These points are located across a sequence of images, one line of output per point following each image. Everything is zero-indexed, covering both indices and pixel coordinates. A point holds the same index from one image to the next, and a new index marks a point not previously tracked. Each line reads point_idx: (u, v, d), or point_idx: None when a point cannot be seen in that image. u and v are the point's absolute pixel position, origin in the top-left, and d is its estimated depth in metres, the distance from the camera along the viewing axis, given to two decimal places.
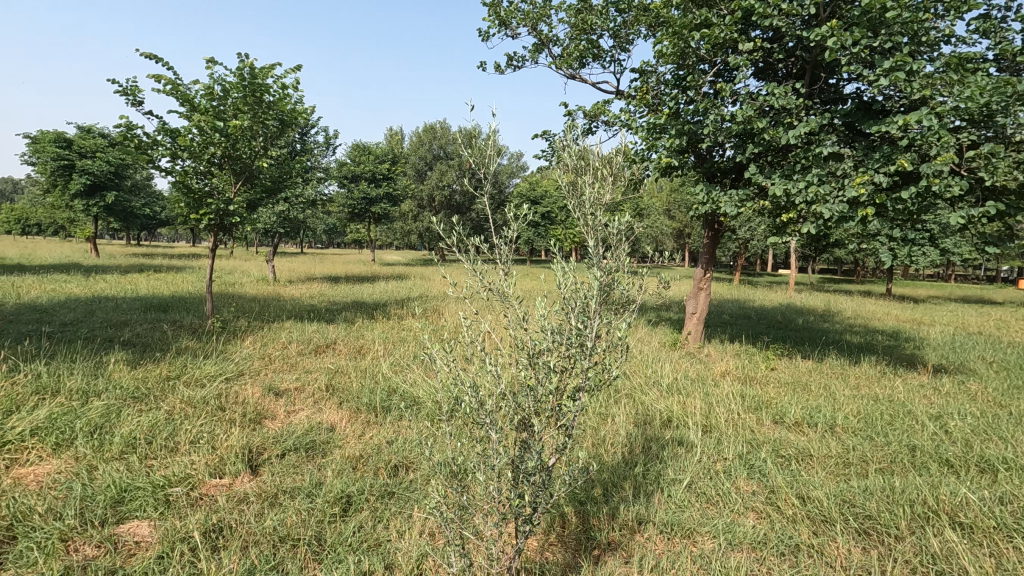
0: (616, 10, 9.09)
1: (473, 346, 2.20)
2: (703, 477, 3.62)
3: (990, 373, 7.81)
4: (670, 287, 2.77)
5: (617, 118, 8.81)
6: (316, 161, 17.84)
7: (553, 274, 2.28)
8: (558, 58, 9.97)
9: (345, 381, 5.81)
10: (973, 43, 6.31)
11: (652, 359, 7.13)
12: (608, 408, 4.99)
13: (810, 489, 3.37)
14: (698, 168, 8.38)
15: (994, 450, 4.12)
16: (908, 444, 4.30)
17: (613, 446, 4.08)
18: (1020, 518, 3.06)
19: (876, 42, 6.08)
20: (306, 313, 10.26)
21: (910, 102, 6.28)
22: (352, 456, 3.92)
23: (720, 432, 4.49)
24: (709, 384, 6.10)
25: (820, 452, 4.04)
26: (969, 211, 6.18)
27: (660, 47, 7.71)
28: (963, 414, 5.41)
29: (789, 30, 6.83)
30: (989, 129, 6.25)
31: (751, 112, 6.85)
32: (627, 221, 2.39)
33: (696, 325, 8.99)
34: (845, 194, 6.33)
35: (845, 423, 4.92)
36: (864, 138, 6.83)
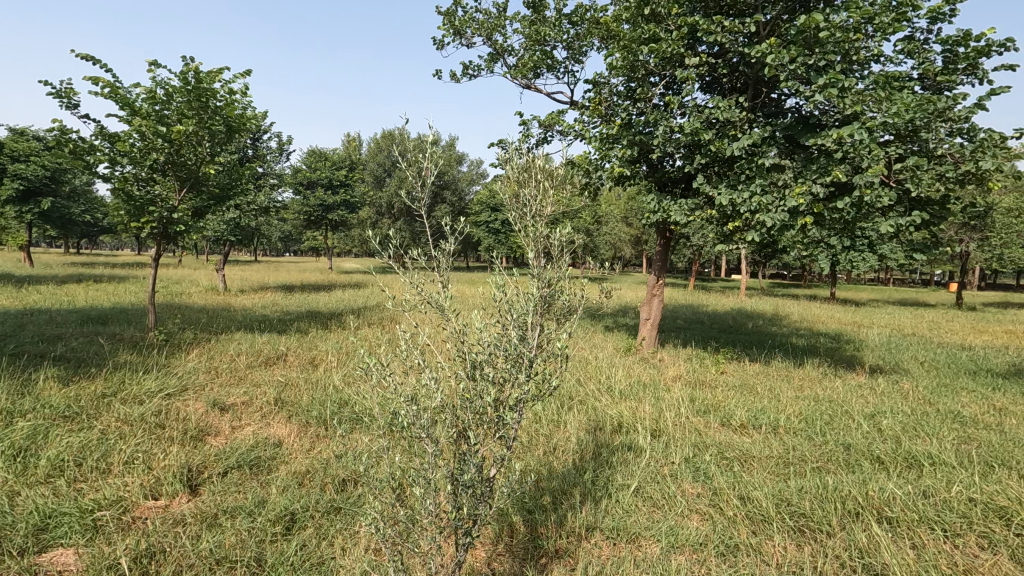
0: (569, 22, 9.27)
1: (412, 358, 2.20)
2: (650, 481, 3.69)
3: (921, 373, 8.29)
4: (611, 296, 2.83)
5: (572, 128, 8.96)
6: (270, 168, 17.40)
7: (492, 286, 2.30)
8: (514, 68, 10.06)
9: (294, 394, 5.66)
10: (899, 63, 6.72)
11: (605, 366, 7.24)
12: (561, 415, 5.04)
13: (750, 490, 3.49)
14: (649, 178, 8.59)
15: (920, 446, 4.37)
16: (844, 443, 4.52)
17: (564, 453, 4.13)
18: (940, 510, 3.25)
19: (812, 60, 6.40)
20: (257, 324, 9.95)
21: (844, 116, 6.62)
22: (298, 472, 3.82)
23: (668, 436, 4.61)
24: (660, 388, 6.24)
25: (761, 453, 4.20)
26: (898, 220, 6.57)
27: (611, 59, 7.90)
28: (895, 412, 5.71)
29: (732, 46, 7.11)
30: (914, 144, 6.67)
31: (697, 124, 7.09)
32: (567, 231, 2.44)
33: (650, 331, 9.19)
34: (786, 204, 6.61)
35: (787, 423, 5.13)
36: (803, 150, 7.15)
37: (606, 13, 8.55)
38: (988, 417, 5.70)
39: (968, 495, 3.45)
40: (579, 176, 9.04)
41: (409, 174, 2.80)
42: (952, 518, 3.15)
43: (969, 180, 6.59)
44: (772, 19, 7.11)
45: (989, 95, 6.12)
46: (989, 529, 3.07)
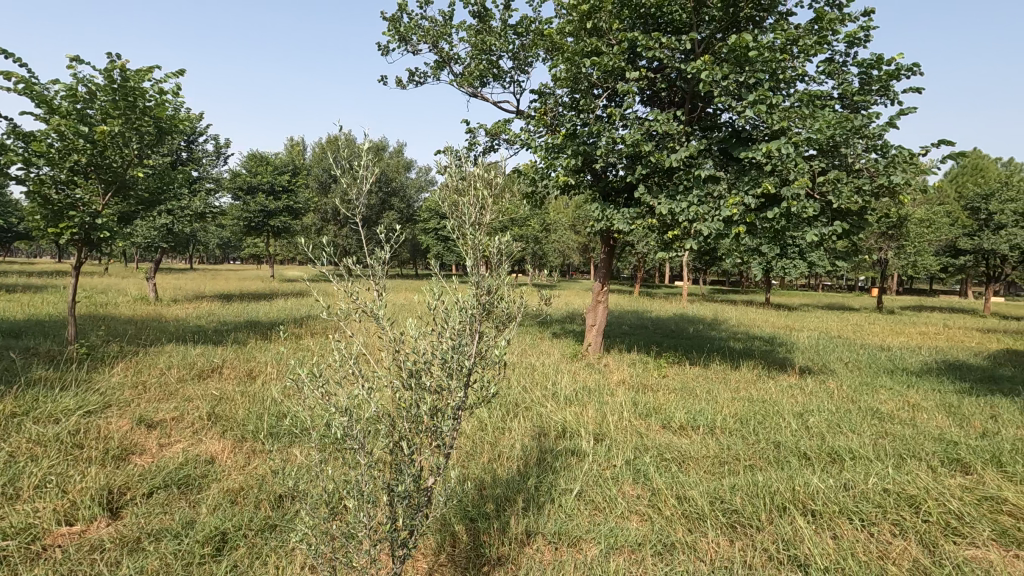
0: (514, 33, 9.39)
1: (346, 368, 2.16)
2: (592, 485, 3.76)
3: (845, 373, 8.83)
4: (551, 303, 2.89)
5: (518, 137, 9.06)
6: (205, 171, 16.66)
7: (430, 293, 2.30)
8: (460, 77, 10.08)
9: (229, 408, 5.42)
10: (820, 83, 7.19)
11: (552, 372, 7.32)
12: (506, 422, 5.06)
13: (686, 489, 3.61)
14: (594, 187, 8.79)
15: (842, 442, 4.66)
16: (774, 441, 4.76)
17: (508, 460, 4.14)
18: (858, 501, 3.48)
19: (743, 77, 6.76)
20: (191, 335, 9.47)
21: (772, 131, 7.01)
22: (231, 490, 3.66)
23: (610, 439, 4.71)
24: (605, 393, 6.37)
25: (698, 453, 4.36)
26: (822, 229, 7.01)
27: (555, 71, 8.06)
28: (821, 410, 6.06)
29: (670, 62, 7.41)
30: (835, 159, 7.15)
31: (638, 136, 7.34)
32: (507, 239, 2.46)
33: (596, 337, 9.36)
34: (721, 213, 6.90)
35: (723, 424, 5.35)
36: (736, 163, 7.51)
37: (550, 25, 8.72)
38: (903, 413, 6.13)
39: (882, 485, 3.71)
40: (525, 185, 9.14)
41: (345, 181, 2.76)
42: (868, 507, 3.37)
43: (883, 193, 7.13)
44: (706, 38, 7.47)
45: (899, 115, 6.65)
46: (900, 517, 3.31)
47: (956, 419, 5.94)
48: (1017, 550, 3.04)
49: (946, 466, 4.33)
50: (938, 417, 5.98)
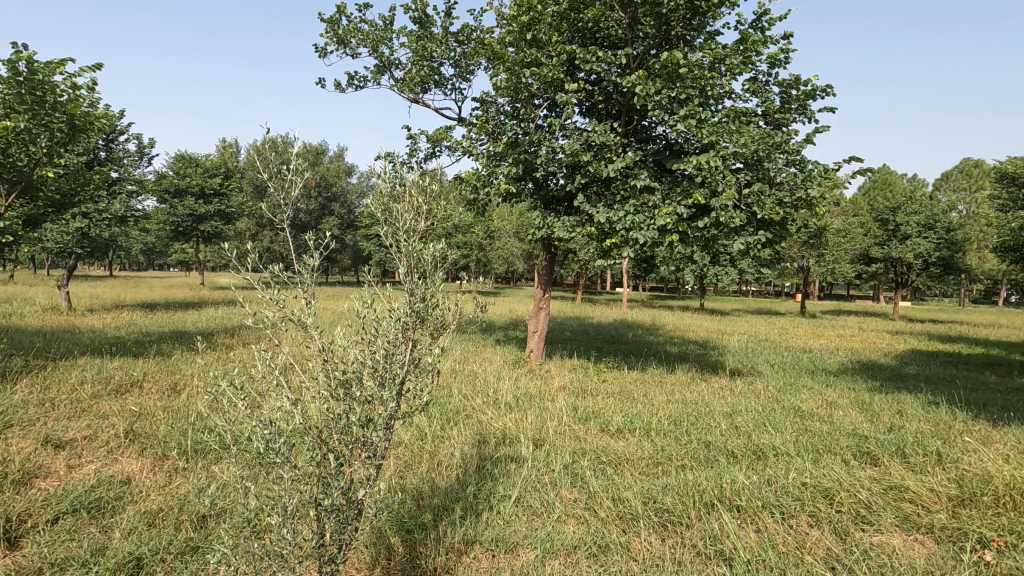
0: (456, 41, 9.41)
1: (271, 379, 2.08)
2: (530, 490, 3.79)
3: (771, 374, 9.34)
4: (486, 310, 2.91)
5: (460, 144, 9.06)
6: (126, 172, 15.62)
7: (360, 301, 2.26)
8: (401, 82, 9.98)
9: (149, 424, 5.08)
10: (745, 100, 7.61)
11: (494, 378, 7.32)
12: (446, 430, 5.02)
13: (621, 491, 3.71)
14: (535, 195, 8.90)
15: (766, 440, 4.92)
16: (705, 441, 4.96)
17: (447, 469, 4.10)
18: (779, 495, 3.69)
19: (675, 92, 7.07)
20: (107, 347, 8.81)
21: (702, 145, 7.35)
22: (149, 511, 3.43)
23: (550, 444, 4.76)
24: (545, 399, 6.43)
25: (634, 455, 4.48)
26: (748, 239, 7.41)
27: (496, 80, 8.13)
28: (749, 410, 6.38)
29: (607, 76, 7.65)
30: (759, 172, 7.58)
31: (576, 146, 7.51)
32: (441, 247, 2.45)
33: (538, 343, 9.45)
34: (655, 222, 7.14)
35: (658, 426, 5.53)
36: (669, 174, 7.82)
37: (491, 34, 8.80)
38: (822, 411, 6.55)
39: (801, 479, 3.95)
40: (467, 192, 9.14)
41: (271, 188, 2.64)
42: (788, 501, 3.58)
43: (802, 205, 7.64)
44: (641, 53, 7.77)
45: (815, 133, 7.15)
46: (816, 508, 3.54)
47: (867, 415, 6.41)
48: (917, 535, 3.33)
49: (857, 458, 4.67)
50: (852, 413, 6.43)
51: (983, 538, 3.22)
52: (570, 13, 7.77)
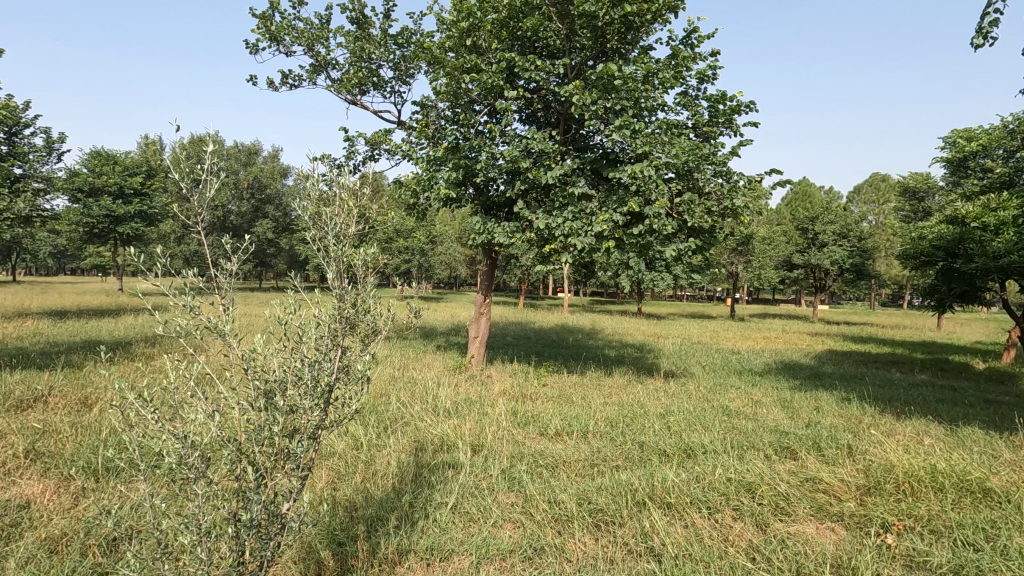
0: (395, 44, 9.30)
1: (184, 392, 1.98)
2: (467, 497, 3.77)
3: (702, 375, 9.75)
4: (419, 315, 2.89)
5: (399, 148, 8.94)
6: (31, 169, 14.34)
7: (283, 308, 2.18)
8: (338, 83, 9.74)
9: (55, 442, 4.68)
10: (677, 113, 7.94)
11: (433, 385, 7.24)
12: (383, 439, 4.91)
13: (557, 494, 3.75)
14: (475, 200, 8.89)
15: (696, 438, 5.12)
16: (639, 441, 5.11)
17: (383, 479, 4.02)
18: (706, 490, 3.86)
19: (611, 103, 7.29)
20: (6, 359, 8.03)
21: (637, 154, 7.59)
22: (50, 538, 3.16)
23: (488, 450, 4.76)
24: (485, 404, 6.42)
25: (572, 457, 4.56)
26: (679, 246, 7.71)
27: (436, 84, 8.10)
28: (681, 411, 6.62)
29: (545, 85, 7.79)
30: (689, 182, 7.93)
31: (516, 153, 7.58)
32: (372, 251, 2.41)
33: (479, 349, 9.43)
34: (593, 229, 7.29)
35: (595, 428, 5.64)
36: (606, 182, 8.02)
37: (431, 39, 8.76)
38: (748, 409, 6.90)
39: (727, 475, 4.14)
40: (406, 196, 9.02)
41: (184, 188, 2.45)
42: (714, 496, 3.75)
43: (728, 214, 8.05)
44: (578, 64, 7.97)
45: (740, 146, 7.57)
46: (739, 502, 3.73)
47: (789, 412, 6.82)
48: (829, 523, 3.55)
49: (778, 453, 4.95)
50: (775, 411, 6.81)
51: (885, 523, 3.49)
52: (510, 22, 7.87)
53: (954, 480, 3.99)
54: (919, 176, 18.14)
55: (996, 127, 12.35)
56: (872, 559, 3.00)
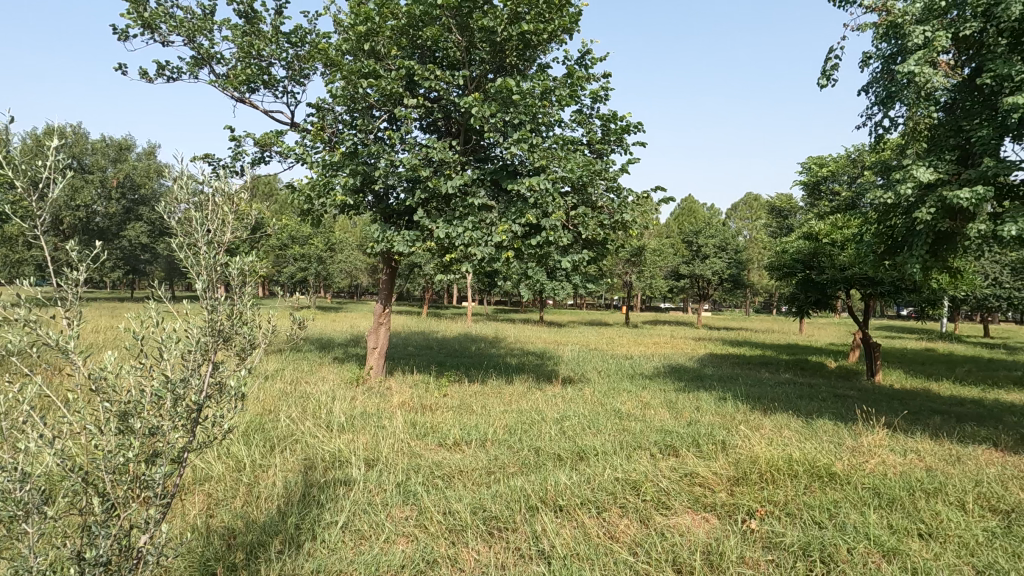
0: (288, 42, 8.88)
1: (13, 419, 1.74)
2: (359, 513, 3.65)
3: (598, 380, 10.20)
4: (302, 326, 2.79)
5: (292, 151, 8.51)
6: None
7: (143, 320, 2.01)
8: (223, 78, 9.10)
9: None
10: (572, 129, 8.31)
11: (328, 399, 6.92)
12: (269, 458, 4.62)
13: (452, 504, 3.75)
14: (374, 208, 8.67)
15: (589, 441, 5.35)
16: (535, 447, 5.24)
17: (267, 501, 3.78)
18: (596, 491, 4.04)
19: (509, 117, 7.48)
20: None
21: (535, 168, 7.84)
22: None
23: (383, 463, 4.65)
24: (383, 417, 6.25)
25: (469, 466, 4.57)
26: (574, 257, 8.05)
27: (332, 87, 7.80)
28: (577, 415, 6.88)
29: (445, 95, 7.81)
30: (584, 196, 8.32)
31: (415, 161, 7.52)
32: (250, 259, 2.29)
33: (377, 360, 9.18)
34: (492, 239, 7.40)
35: (493, 435, 5.70)
36: (505, 194, 8.18)
37: (327, 40, 8.46)
38: (637, 411, 7.32)
39: (614, 475, 4.36)
40: (300, 202, 8.61)
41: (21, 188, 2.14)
42: (602, 496, 3.94)
43: (619, 227, 8.54)
44: (477, 77, 8.07)
45: (629, 164, 8.08)
46: (625, 500, 3.94)
47: (673, 412, 7.34)
48: (704, 514, 3.86)
49: (661, 451, 5.30)
50: (661, 412, 7.28)
51: (750, 509, 3.85)
52: (410, 29, 7.82)
53: (806, 467, 4.50)
54: (783, 196, 20.38)
55: (842, 156, 14.22)
56: (736, 543, 3.31)
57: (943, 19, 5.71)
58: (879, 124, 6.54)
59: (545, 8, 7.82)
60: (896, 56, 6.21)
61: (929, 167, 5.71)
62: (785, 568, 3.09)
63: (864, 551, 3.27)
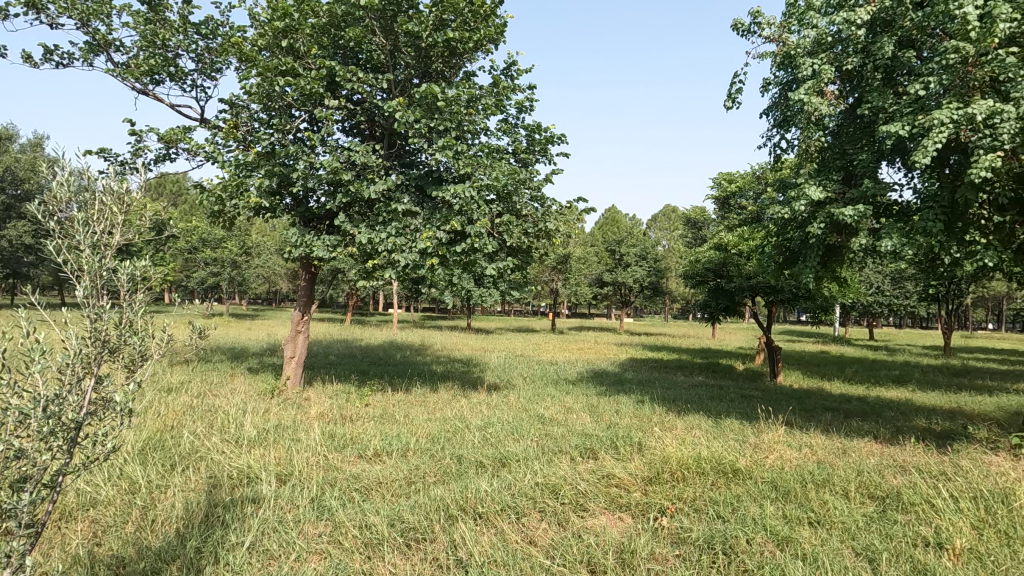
0: (198, 33, 8.37)
1: None
2: (268, 532, 3.47)
3: (522, 386, 10.29)
4: (203, 334, 2.67)
5: (201, 149, 8.00)
6: None
7: (8, 329, 1.81)
8: (122, 68, 8.41)
9: None
10: (498, 138, 8.40)
11: (238, 412, 6.53)
12: (169, 478, 4.28)
13: (368, 517, 3.65)
14: (292, 211, 8.31)
15: (510, 448, 5.39)
16: (457, 454, 5.21)
17: (164, 525, 3.51)
18: (516, 496, 4.09)
19: (434, 124, 7.44)
20: None
21: (460, 175, 7.84)
22: None
23: (296, 478, 4.45)
24: (299, 429, 5.99)
25: (388, 477, 4.47)
26: (499, 265, 8.10)
27: (246, 83, 7.41)
28: (500, 421, 6.91)
29: (368, 97, 7.65)
30: (508, 205, 8.42)
31: (337, 163, 7.29)
32: (143, 264, 2.13)
33: (294, 370, 8.78)
34: (416, 245, 7.30)
35: (415, 445, 5.61)
36: (430, 200, 8.11)
37: (242, 34, 8.05)
38: (560, 416, 7.46)
39: (534, 480, 4.42)
40: (209, 202, 8.10)
41: None
42: (522, 501, 3.99)
43: (542, 235, 8.71)
44: (402, 81, 7.97)
45: (553, 174, 8.28)
46: (544, 505, 4.01)
47: (593, 416, 7.55)
48: (619, 513, 3.99)
49: (581, 454, 5.44)
50: (582, 416, 7.47)
51: (661, 507, 4.03)
52: (332, 29, 7.62)
53: (713, 464, 4.78)
54: (697, 209, 21.64)
55: (748, 173, 15.33)
56: (647, 540, 3.46)
57: (830, 53, 6.31)
58: (777, 145, 7.12)
59: (470, 17, 7.90)
60: (792, 83, 6.78)
61: (819, 186, 6.28)
62: (691, 562, 3.26)
63: (761, 541, 3.51)
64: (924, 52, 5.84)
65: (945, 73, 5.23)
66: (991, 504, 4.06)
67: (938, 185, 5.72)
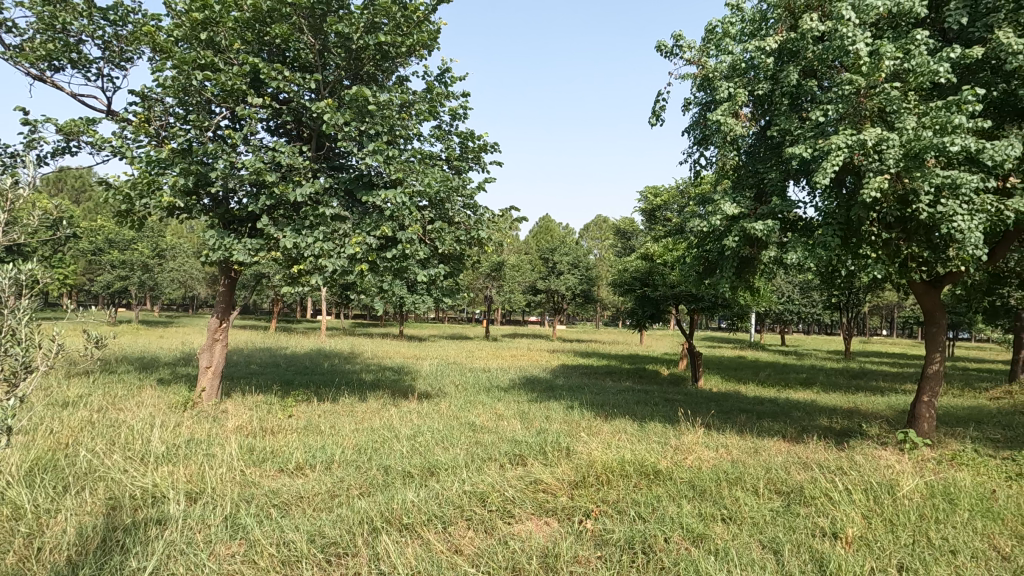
0: (105, 19, 7.78)
1: None
2: (174, 555, 3.24)
3: (454, 394, 10.21)
4: (101, 342, 2.50)
5: (107, 143, 7.42)
6: None
7: None
8: (15, 50, 7.68)
9: None
10: (430, 143, 8.35)
11: (146, 426, 6.07)
12: (61, 502, 3.91)
13: (287, 534, 3.49)
14: (211, 212, 7.86)
15: (440, 456, 5.33)
16: (384, 465, 5.09)
17: (53, 553, 3.20)
18: (443, 505, 4.06)
19: (364, 127, 7.30)
20: None
21: (392, 180, 7.72)
22: None
23: (209, 496, 4.19)
24: (214, 443, 5.65)
25: (310, 491, 4.30)
26: (430, 272, 8.01)
27: (159, 75, 6.97)
28: (430, 430, 6.82)
29: (295, 97, 7.37)
30: (440, 211, 8.36)
31: (260, 164, 6.98)
32: (31, 268, 1.96)
33: (211, 380, 8.26)
34: (345, 251, 7.10)
35: (341, 456, 5.43)
36: (359, 205, 7.92)
37: (156, 22, 7.57)
38: (491, 423, 7.46)
39: (463, 488, 4.41)
40: (116, 200, 7.51)
41: None
42: (449, 510, 3.96)
43: (474, 243, 8.71)
44: (332, 82, 7.76)
45: (485, 182, 8.33)
46: (472, 512, 4.00)
47: (524, 422, 7.61)
48: (546, 518, 4.05)
49: (510, 461, 5.48)
50: (513, 423, 7.51)
51: (586, 510, 4.13)
52: (256, 24, 7.31)
53: (636, 466, 4.97)
54: (627, 220, 22.44)
55: (672, 187, 16.09)
56: (570, 543, 3.54)
57: (744, 78, 6.76)
58: (697, 162, 7.52)
59: (402, 22, 7.82)
60: (710, 104, 7.21)
61: (733, 201, 6.69)
62: (611, 562, 3.36)
63: (677, 539, 3.68)
64: (824, 83, 6.38)
65: (841, 102, 5.73)
66: (879, 494, 4.46)
67: (837, 204, 6.24)
